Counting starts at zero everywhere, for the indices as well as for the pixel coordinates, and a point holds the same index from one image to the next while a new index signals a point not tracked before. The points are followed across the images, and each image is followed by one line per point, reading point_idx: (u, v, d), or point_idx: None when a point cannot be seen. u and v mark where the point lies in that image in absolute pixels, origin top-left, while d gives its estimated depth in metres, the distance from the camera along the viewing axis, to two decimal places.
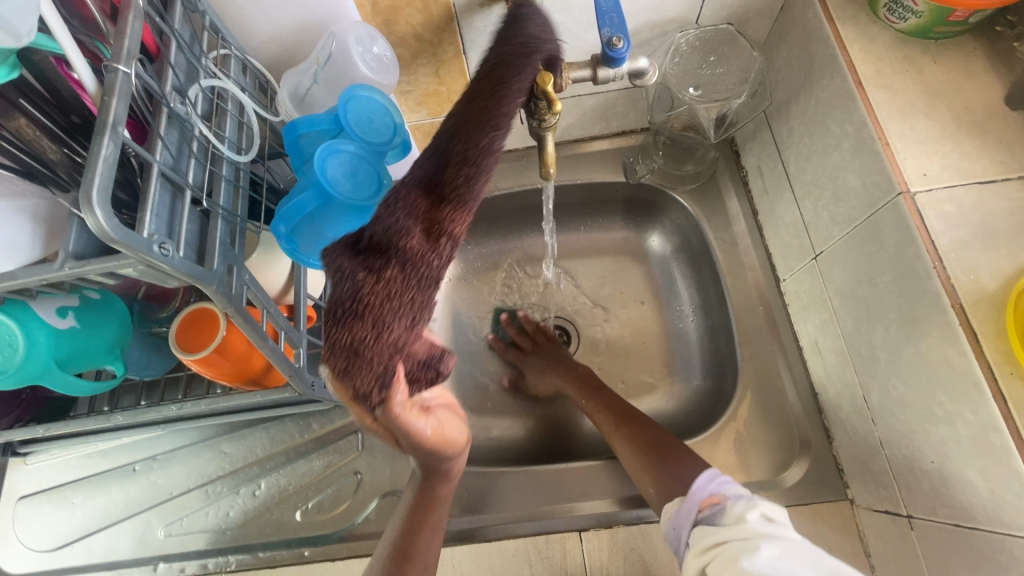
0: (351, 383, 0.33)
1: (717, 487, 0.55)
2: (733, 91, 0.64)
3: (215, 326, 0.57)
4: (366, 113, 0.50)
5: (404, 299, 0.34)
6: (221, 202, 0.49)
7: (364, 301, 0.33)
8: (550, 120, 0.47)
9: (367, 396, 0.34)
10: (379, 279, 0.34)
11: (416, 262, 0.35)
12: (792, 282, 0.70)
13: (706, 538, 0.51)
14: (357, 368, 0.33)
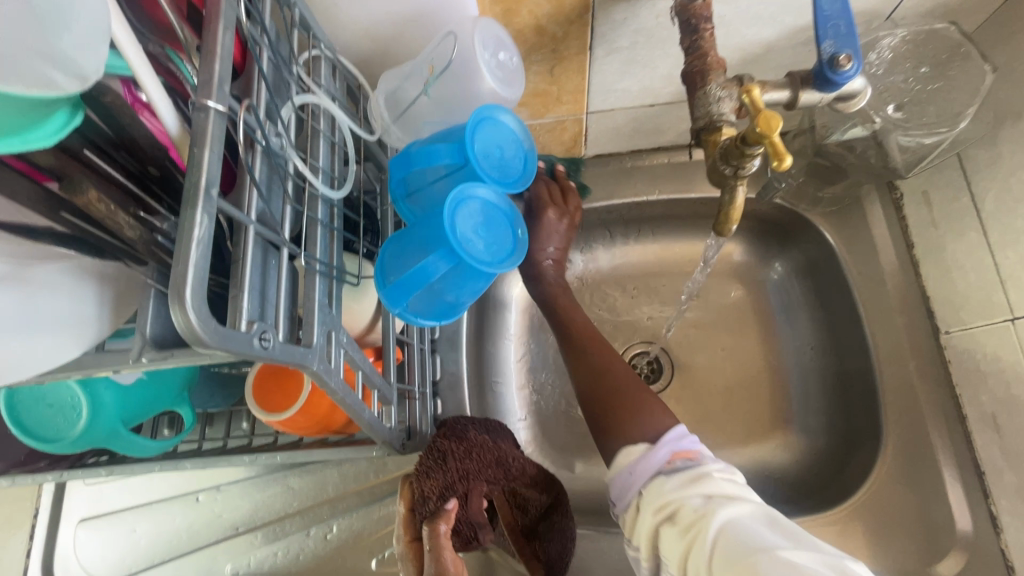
0: (420, 486, 0.52)
1: (691, 443, 0.47)
2: (941, 118, 0.52)
3: (296, 381, 0.49)
4: (495, 143, 0.40)
5: (480, 458, 0.55)
6: (318, 254, 0.39)
7: (448, 455, 0.54)
8: (749, 168, 0.36)
9: (426, 498, 0.52)
10: (466, 440, 0.56)
11: (499, 441, 0.58)
12: (960, 338, 0.59)
13: (662, 494, 0.44)
14: (431, 475, 0.53)
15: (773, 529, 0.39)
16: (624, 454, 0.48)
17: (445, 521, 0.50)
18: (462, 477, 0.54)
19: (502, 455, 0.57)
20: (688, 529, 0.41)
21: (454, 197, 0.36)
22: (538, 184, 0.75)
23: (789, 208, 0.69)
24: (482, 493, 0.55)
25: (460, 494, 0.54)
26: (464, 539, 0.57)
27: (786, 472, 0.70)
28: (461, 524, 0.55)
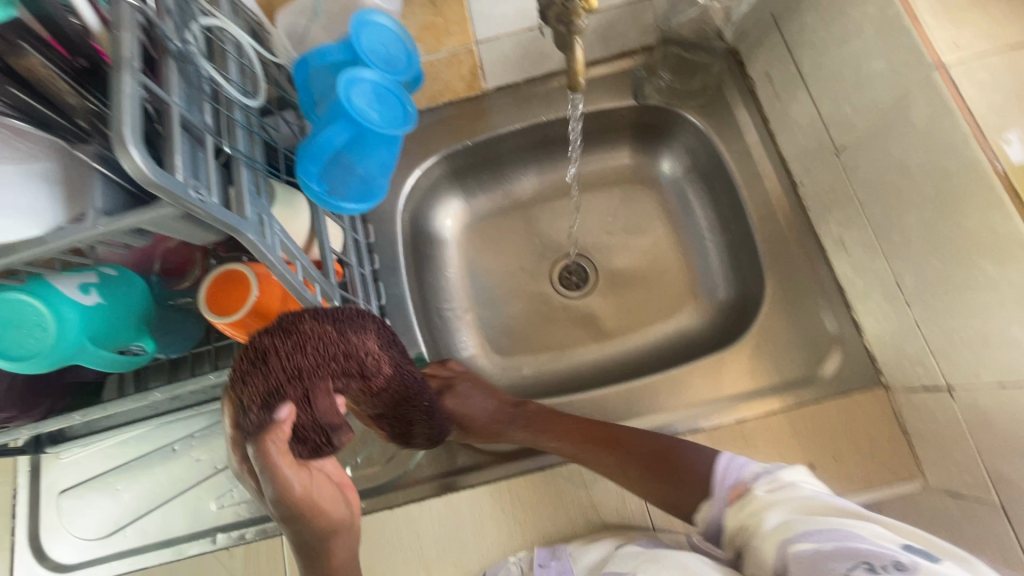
0: (241, 392, 0.49)
1: (748, 468, 0.60)
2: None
3: (245, 288, 0.55)
4: (379, 42, 0.48)
5: (312, 356, 0.51)
6: (241, 148, 0.46)
7: (271, 355, 0.50)
8: (578, 24, 0.46)
9: (248, 404, 0.49)
10: (295, 339, 0.51)
11: (344, 338, 0.53)
12: (809, 185, 0.71)
13: (741, 524, 0.58)
14: (250, 379, 0.49)
15: (821, 512, 0.53)
16: (699, 509, 0.61)
17: (277, 436, 0.46)
18: (297, 376, 0.50)
19: (351, 347, 0.54)
20: (762, 533, 0.55)
21: (346, 78, 0.44)
22: (446, 122, 0.83)
23: (669, 108, 0.80)
24: (329, 388, 0.52)
25: (294, 398, 0.50)
26: (313, 448, 0.52)
27: (699, 334, 0.81)
28: (302, 428, 0.50)
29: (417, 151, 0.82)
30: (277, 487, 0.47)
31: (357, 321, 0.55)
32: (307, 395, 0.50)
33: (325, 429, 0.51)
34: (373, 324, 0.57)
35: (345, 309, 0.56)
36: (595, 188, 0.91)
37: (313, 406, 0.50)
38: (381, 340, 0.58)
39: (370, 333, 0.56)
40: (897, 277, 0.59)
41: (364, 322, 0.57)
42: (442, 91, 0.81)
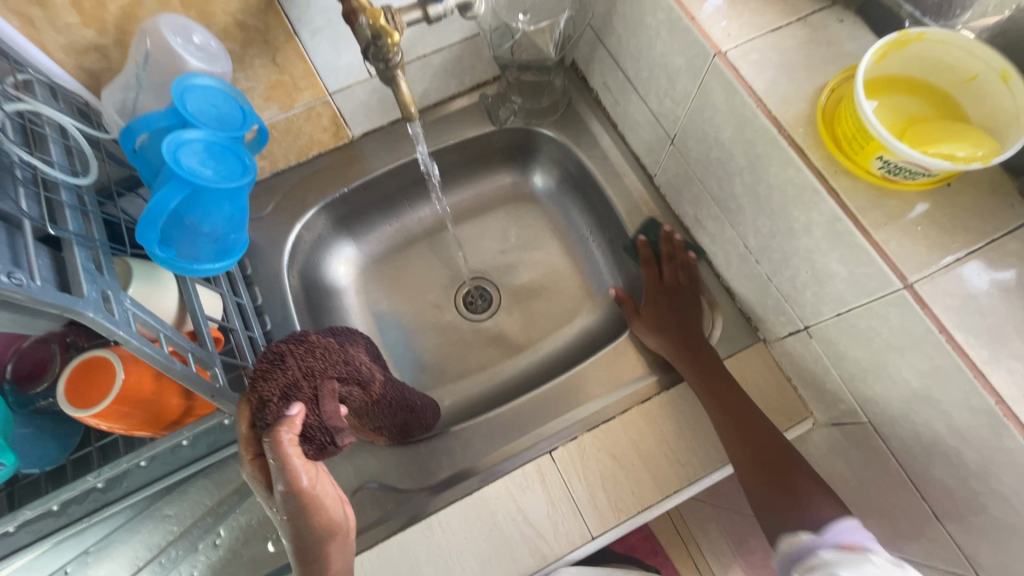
0: (259, 392, 0.52)
1: (863, 538, 0.51)
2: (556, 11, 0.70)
3: (109, 372, 0.52)
4: (207, 102, 0.49)
5: (319, 361, 0.57)
6: (71, 227, 0.44)
7: (285, 358, 0.54)
8: (396, 58, 0.49)
9: (267, 400, 0.51)
10: (303, 347, 0.57)
11: (343, 349, 0.61)
12: (661, 174, 0.78)
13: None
14: (268, 378, 0.52)
15: None
16: (788, 543, 0.55)
17: (289, 429, 0.49)
18: (307, 376, 0.55)
19: (349, 355, 0.61)
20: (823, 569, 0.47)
21: (172, 140, 0.44)
22: (322, 173, 0.84)
23: (528, 127, 0.86)
24: (334, 392, 0.57)
25: (307, 396, 0.54)
26: (317, 447, 0.56)
27: (601, 329, 0.85)
28: (312, 429, 0.54)
29: (294, 206, 0.82)
30: (288, 480, 0.47)
31: (351, 336, 0.65)
32: (319, 396, 0.55)
33: (329, 432, 0.55)
34: (365, 340, 0.68)
35: (339, 331, 0.65)
36: (481, 212, 0.94)
37: (320, 408, 0.54)
38: (371, 358, 0.67)
39: (363, 347, 0.66)
40: (743, 241, 0.66)
41: (357, 339, 0.66)
42: (310, 145, 0.82)
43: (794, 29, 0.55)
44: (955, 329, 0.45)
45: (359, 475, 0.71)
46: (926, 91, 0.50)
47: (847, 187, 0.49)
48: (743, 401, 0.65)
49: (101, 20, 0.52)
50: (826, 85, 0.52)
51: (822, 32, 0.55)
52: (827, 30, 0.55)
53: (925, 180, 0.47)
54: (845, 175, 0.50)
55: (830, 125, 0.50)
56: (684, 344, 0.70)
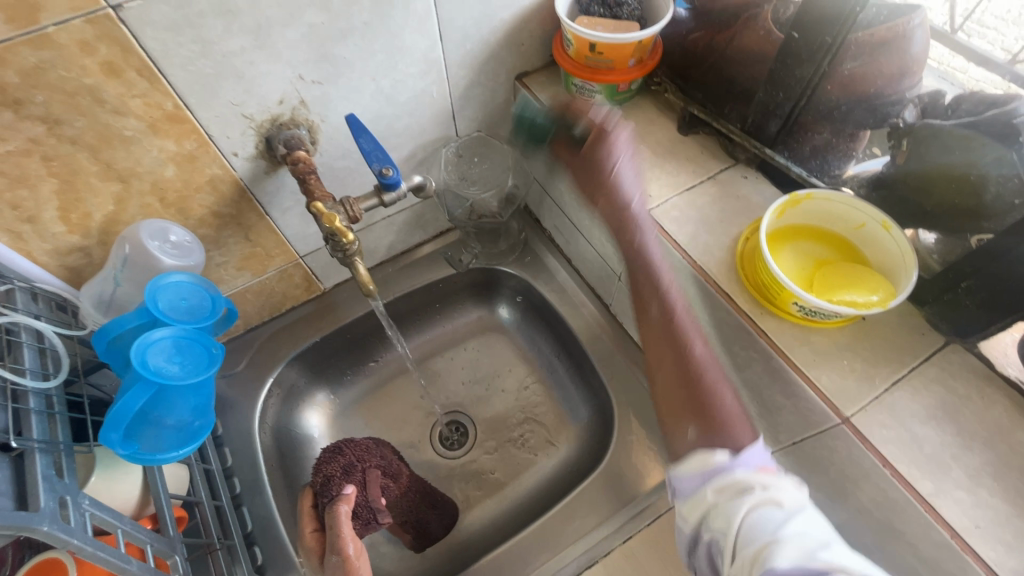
0: (322, 474, 0.65)
1: (767, 456, 0.45)
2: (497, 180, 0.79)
3: (62, 575, 0.50)
4: (178, 297, 0.53)
5: (367, 452, 0.70)
6: (35, 436, 0.46)
7: (342, 449, 0.68)
8: (352, 247, 0.58)
9: (329, 478, 0.64)
10: (355, 442, 0.70)
11: (383, 445, 0.73)
12: (616, 305, 0.83)
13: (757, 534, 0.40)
14: (330, 462, 0.65)
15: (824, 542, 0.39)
16: (697, 458, 0.45)
17: (345, 502, 0.60)
18: (359, 462, 0.68)
19: (385, 454, 0.72)
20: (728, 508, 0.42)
21: (141, 343, 0.47)
22: (294, 325, 0.88)
23: (490, 267, 0.92)
24: (378, 478, 0.68)
25: (358, 480, 0.66)
26: (364, 523, 0.66)
27: (578, 458, 0.84)
28: (359, 507, 0.65)
29: (267, 361, 0.84)
30: (335, 545, 0.55)
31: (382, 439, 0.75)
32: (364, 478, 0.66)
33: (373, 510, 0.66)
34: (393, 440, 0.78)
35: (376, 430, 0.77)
36: (453, 346, 0.97)
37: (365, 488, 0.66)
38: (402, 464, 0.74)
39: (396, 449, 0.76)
40: None
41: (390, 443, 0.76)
42: (283, 301, 0.86)
43: (706, 187, 0.63)
44: (898, 462, 0.47)
45: None
46: (827, 237, 0.56)
47: (774, 328, 0.54)
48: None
49: (87, 227, 0.58)
50: (740, 235, 0.59)
51: (731, 188, 0.63)
52: (734, 185, 0.63)
53: (838, 319, 0.51)
54: (770, 316, 0.54)
55: (749, 272, 0.56)
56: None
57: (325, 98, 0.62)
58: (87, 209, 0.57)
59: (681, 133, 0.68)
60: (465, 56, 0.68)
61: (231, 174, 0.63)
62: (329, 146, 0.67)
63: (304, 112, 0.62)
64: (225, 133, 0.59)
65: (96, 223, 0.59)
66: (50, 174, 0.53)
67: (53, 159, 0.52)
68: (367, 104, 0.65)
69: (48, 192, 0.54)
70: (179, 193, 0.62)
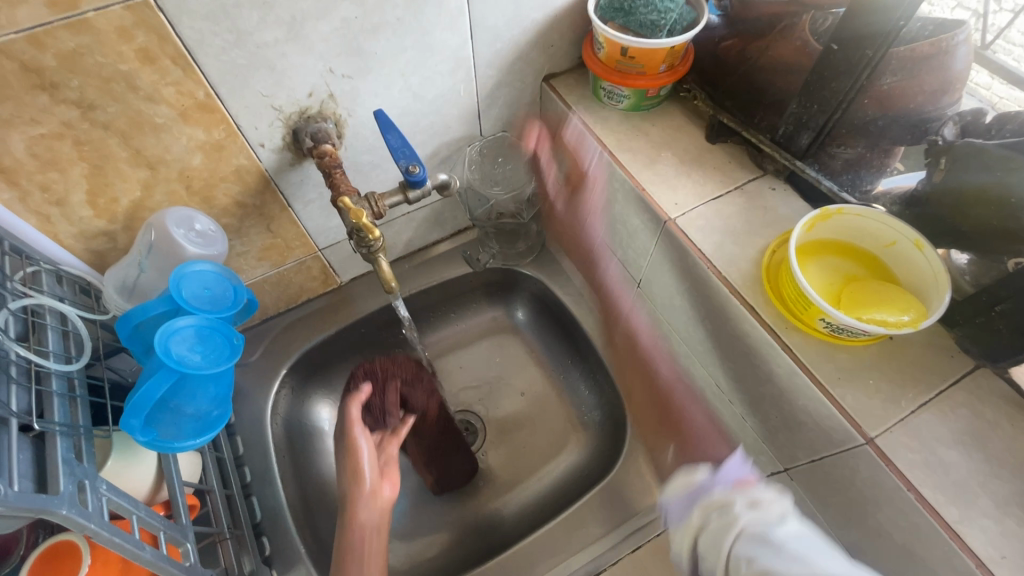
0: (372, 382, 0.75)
1: (750, 479, 0.54)
2: (522, 181, 0.81)
3: (77, 556, 0.50)
4: (202, 285, 0.53)
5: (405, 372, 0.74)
6: (57, 418, 0.46)
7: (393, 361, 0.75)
8: (376, 244, 0.57)
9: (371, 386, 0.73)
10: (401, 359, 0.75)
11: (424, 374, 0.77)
12: (633, 311, 0.82)
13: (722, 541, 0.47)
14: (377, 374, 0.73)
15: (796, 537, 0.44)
16: (681, 480, 0.57)
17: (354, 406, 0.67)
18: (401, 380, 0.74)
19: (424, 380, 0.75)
20: (713, 539, 0.48)
21: (164, 331, 0.47)
22: (310, 317, 0.88)
23: (507, 268, 0.91)
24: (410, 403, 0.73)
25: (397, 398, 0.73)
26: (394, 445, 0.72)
27: (588, 464, 0.84)
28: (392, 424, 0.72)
29: (282, 351, 0.85)
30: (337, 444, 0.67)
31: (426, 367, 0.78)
32: (382, 405, 0.68)
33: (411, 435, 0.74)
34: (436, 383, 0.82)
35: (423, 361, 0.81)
36: (466, 345, 0.97)
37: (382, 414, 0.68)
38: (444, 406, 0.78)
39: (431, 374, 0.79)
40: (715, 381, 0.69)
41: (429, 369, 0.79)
42: (299, 292, 0.86)
43: (734, 197, 0.63)
44: (923, 486, 0.46)
45: None
46: (856, 253, 0.56)
47: (799, 343, 0.53)
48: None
49: (113, 211, 0.59)
50: (767, 247, 0.58)
51: (758, 199, 0.62)
52: (762, 197, 0.62)
53: (865, 337, 0.50)
54: (796, 331, 0.54)
55: (775, 285, 0.55)
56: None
57: (354, 93, 0.62)
58: (114, 194, 0.57)
59: (709, 141, 0.67)
60: (495, 56, 0.68)
61: (257, 165, 0.63)
62: (354, 141, 0.67)
63: (332, 106, 0.62)
64: (254, 124, 0.59)
65: (123, 208, 0.59)
66: (80, 158, 0.53)
67: (84, 143, 0.52)
68: (395, 100, 0.65)
69: (78, 176, 0.54)
70: (205, 182, 0.62)
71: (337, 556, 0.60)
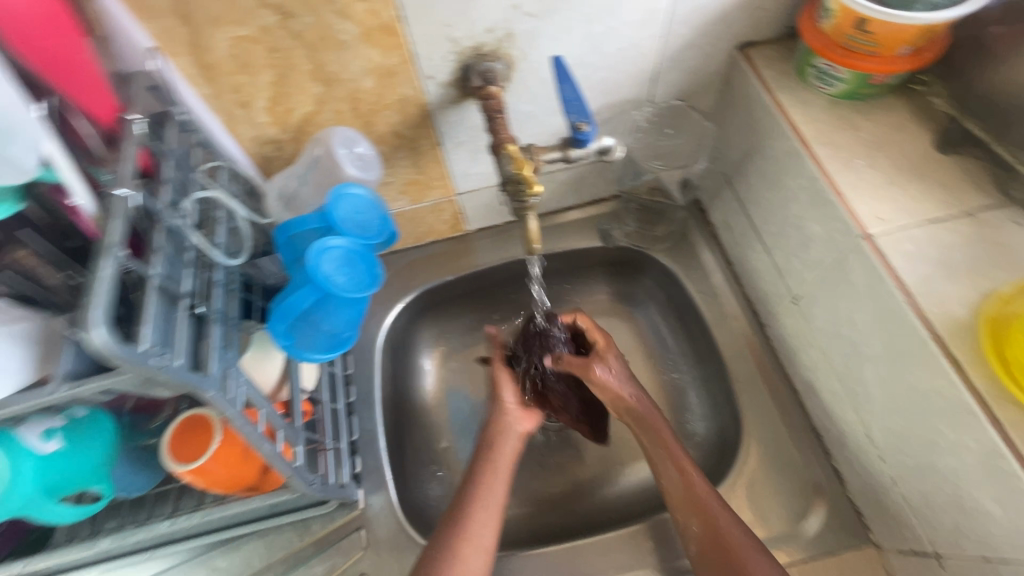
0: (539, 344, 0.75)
1: None
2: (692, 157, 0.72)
3: (211, 431, 0.56)
4: (354, 209, 0.53)
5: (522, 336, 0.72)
6: (216, 306, 0.50)
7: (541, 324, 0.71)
8: (531, 201, 0.54)
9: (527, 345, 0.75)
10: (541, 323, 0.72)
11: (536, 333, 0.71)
12: (776, 327, 0.73)
13: None
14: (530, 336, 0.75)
15: None
16: None
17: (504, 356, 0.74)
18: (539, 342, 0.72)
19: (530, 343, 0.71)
20: None
21: (317, 248, 0.49)
22: (431, 259, 0.89)
23: (637, 250, 0.84)
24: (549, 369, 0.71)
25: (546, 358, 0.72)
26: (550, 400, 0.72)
27: None
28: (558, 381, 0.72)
29: (401, 285, 0.87)
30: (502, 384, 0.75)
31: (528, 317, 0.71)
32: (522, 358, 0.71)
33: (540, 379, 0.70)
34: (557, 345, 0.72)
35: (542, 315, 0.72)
36: None
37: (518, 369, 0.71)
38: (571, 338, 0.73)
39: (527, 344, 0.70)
40: (866, 430, 0.59)
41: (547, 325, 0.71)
42: (427, 232, 0.87)
43: (959, 223, 0.51)
44: None
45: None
46: None
47: (1015, 420, 0.43)
48: (713, 502, 0.61)
49: (286, 122, 0.61)
50: (994, 294, 0.47)
51: (992, 232, 0.50)
52: (998, 230, 0.50)
53: None
54: (1011, 403, 0.43)
55: (998, 343, 0.44)
56: (649, 426, 0.67)
57: (534, 34, 0.58)
58: (291, 105, 0.59)
59: (937, 151, 0.55)
60: (692, 12, 0.60)
61: (421, 97, 0.62)
62: (520, 86, 0.63)
63: (508, 45, 0.58)
64: (428, 54, 0.57)
65: (295, 120, 0.61)
66: (270, 65, 0.55)
67: (276, 51, 0.53)
68: (573, 48, 0.60)
69: (264, 82, 0.56)
70: (371, 107, 0.62)
71: (482, 449, 0.67)
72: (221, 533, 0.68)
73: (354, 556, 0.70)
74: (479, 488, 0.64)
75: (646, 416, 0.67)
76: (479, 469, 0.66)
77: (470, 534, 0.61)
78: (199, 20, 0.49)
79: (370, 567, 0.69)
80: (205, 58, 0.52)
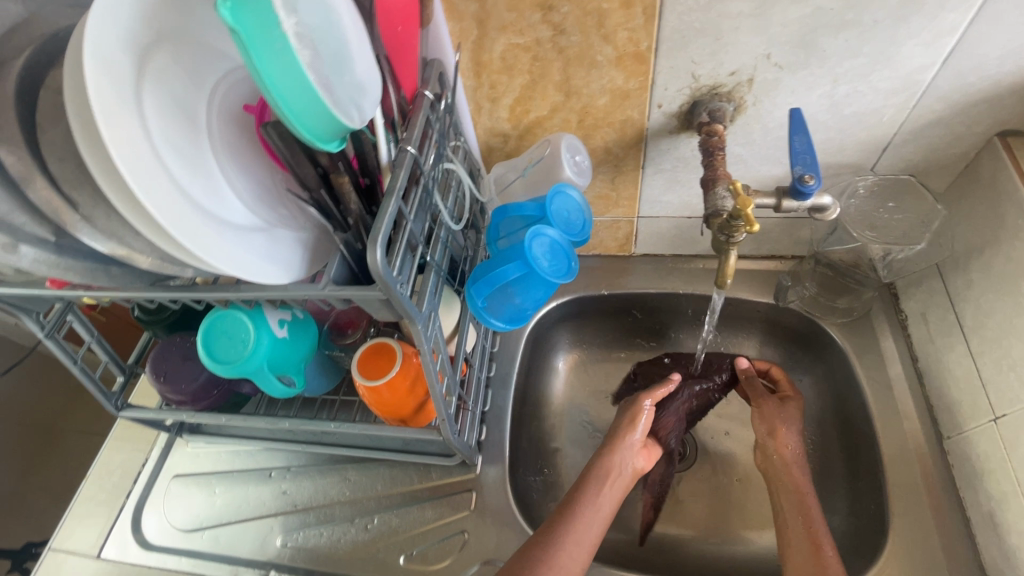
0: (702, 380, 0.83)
1: None
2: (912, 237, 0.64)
3: (391, 360, 0.65)
4: (565, 209, 0.60)
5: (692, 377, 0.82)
6: (435, 258, 0.58)
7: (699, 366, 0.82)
8: (738, 237, 0.55)
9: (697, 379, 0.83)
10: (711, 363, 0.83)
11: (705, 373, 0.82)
12: (961, 442, 0.65)
13: None
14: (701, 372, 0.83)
15: None
16: None
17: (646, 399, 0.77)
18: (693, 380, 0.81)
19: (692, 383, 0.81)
20: None
21: (532, 232, 0.55)
22: (591, 270, 0.93)
23: (808, 317, 0.80)
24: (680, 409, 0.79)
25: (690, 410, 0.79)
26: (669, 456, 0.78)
27: None
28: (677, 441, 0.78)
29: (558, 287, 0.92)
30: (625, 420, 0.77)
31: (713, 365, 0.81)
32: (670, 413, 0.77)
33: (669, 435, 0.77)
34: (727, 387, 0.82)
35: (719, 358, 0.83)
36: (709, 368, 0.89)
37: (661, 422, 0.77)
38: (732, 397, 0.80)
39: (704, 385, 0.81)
40: None
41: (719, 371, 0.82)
42: (596, 245, 0.91)
43: None
44: None
45: (498, 549, 0.72)
46: None
47: None
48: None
49: (519, 120, 0.69)
50: None
51: None
52: None
53: None
54: None
55: None
56: (784, 487, 0.69)
57: (774, 84, 0.59)
58: (529, 107, 0.67)
59: None
60: (956, 91, 0.57)
61: (643, 121, 0.67)
62: (741, 128, 0.65)
63: (744, 89, 0.61)
64: (666, 84, 0.61)
65: (527, 120, 0.69)
66: (528, 70, 0.63)
67: (538, 60, 0.61)
68: (809, 103, 0.60)
69: (517, 84, 0.65)
70: (595, 122, 0.68)
71: (586, 483, 0.69)
72: (359, 450, 0.78)
73: (459, 514, 0.76)
74: (578, 515, 0.64)
75: (786, 468, 0.71)
76: (581, 498, 0.67)
77: (557, 560, 0.60)
78: (490, 25, 0.58)
79: (471, 529, 0.74)
80: (482, 56, 0.61)
